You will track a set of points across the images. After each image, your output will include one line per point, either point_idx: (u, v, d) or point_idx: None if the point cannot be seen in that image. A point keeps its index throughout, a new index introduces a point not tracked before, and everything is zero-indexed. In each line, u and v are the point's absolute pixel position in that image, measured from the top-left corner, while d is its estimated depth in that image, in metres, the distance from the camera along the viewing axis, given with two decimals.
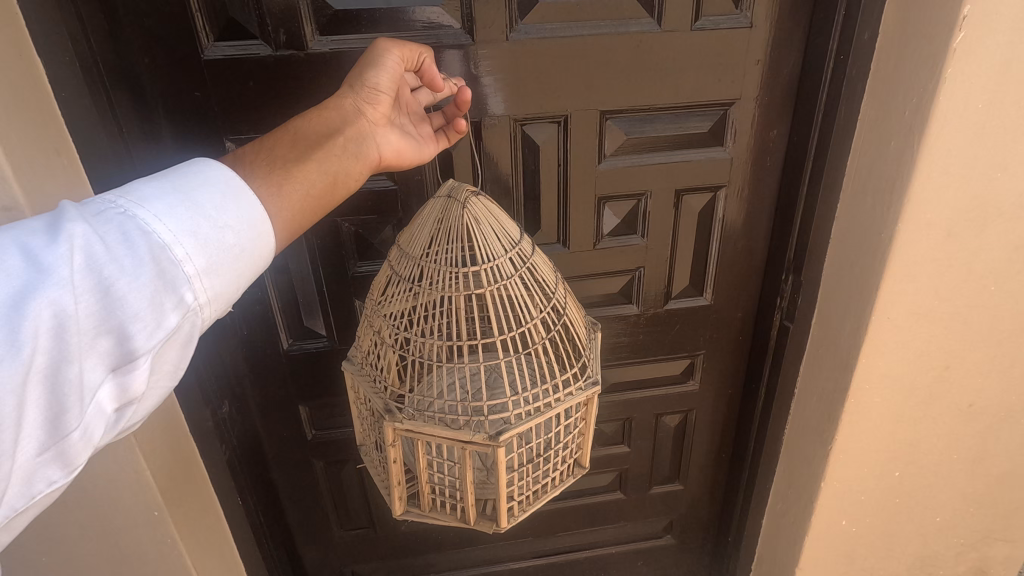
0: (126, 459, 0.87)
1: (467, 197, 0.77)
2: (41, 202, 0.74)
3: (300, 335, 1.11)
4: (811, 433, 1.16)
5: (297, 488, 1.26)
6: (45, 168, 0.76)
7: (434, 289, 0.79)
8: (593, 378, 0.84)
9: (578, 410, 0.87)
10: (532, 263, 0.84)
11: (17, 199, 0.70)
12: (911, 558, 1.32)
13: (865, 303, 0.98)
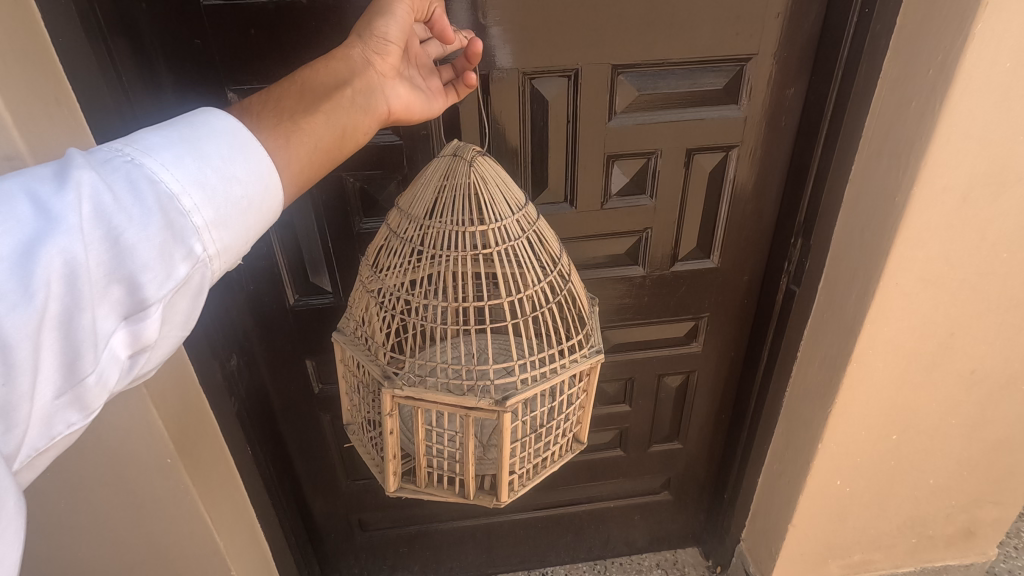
0: (138, 410, 0.89)
1: (473, 157, 0.76)
2: (43, 151, 0.71)
3: (305, 291, 1.11)
4: (811, 397, 1.18)
5: (304, 439, 1.29)
6: (46, 117, 0.73)
7: (437, 253, 0.78)
8: (597, 347, 0.85)
9: (580, 380, 0.88)
10: (537, 230, 0.83)
11: (18, 148, 0.68)
12: (902, 518, 1.36)
13: (874, 268, 0.97)
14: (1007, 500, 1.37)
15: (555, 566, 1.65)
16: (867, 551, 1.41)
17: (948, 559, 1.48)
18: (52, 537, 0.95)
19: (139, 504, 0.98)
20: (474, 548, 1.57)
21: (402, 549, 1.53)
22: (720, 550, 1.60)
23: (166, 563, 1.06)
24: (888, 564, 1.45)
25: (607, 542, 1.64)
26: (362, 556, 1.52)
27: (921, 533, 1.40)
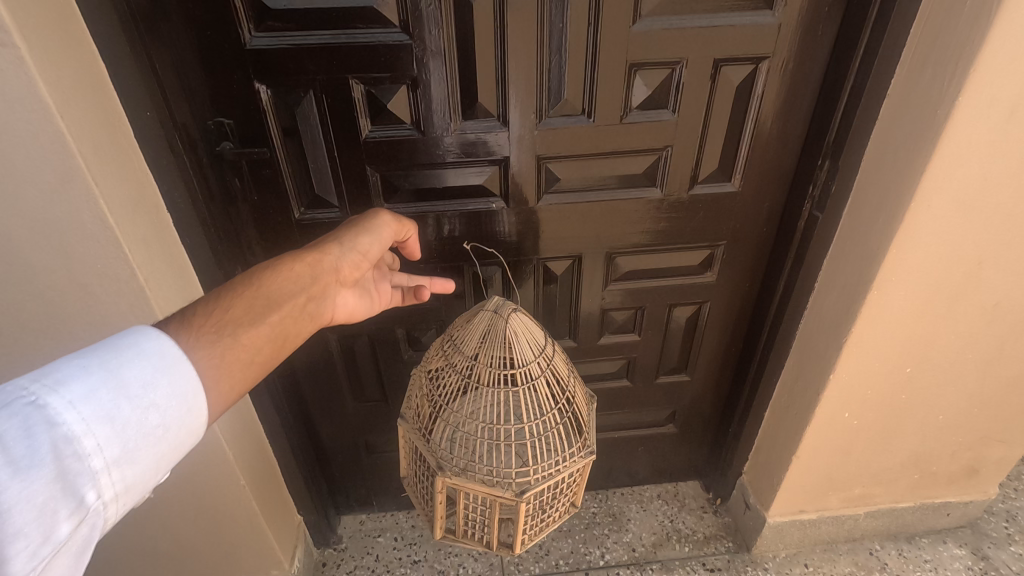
0: (143, 315, 0.88)
1: (509, 313, 0.94)
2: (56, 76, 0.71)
3: (311, 204, 1.08)
4: (825, 328, 1.15)
5: (311, 359, 1.29)
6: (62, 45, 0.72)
7: (481, 380, 0.96)
8: (590, 449, 1.00)
9: (576, 471, 1.01)
10: (553, 361, 1.01)
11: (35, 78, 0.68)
12: (907, 454, 1.36)
13: (905, 190, 0.93)
14: (1014, 439, 1.36)
15: None
16: (867, 486, 1.42)
17: (948, 496, 1.49)
18: None
19: None
20: None
21: None
22: (721, 483, 1.62)
23: (176, 469, 1.09)
24: (887, 499, 1.47)
25: (609, 472, 1.67)
26: (370, 477, 1.56)
27: (924, 469, 1.40)
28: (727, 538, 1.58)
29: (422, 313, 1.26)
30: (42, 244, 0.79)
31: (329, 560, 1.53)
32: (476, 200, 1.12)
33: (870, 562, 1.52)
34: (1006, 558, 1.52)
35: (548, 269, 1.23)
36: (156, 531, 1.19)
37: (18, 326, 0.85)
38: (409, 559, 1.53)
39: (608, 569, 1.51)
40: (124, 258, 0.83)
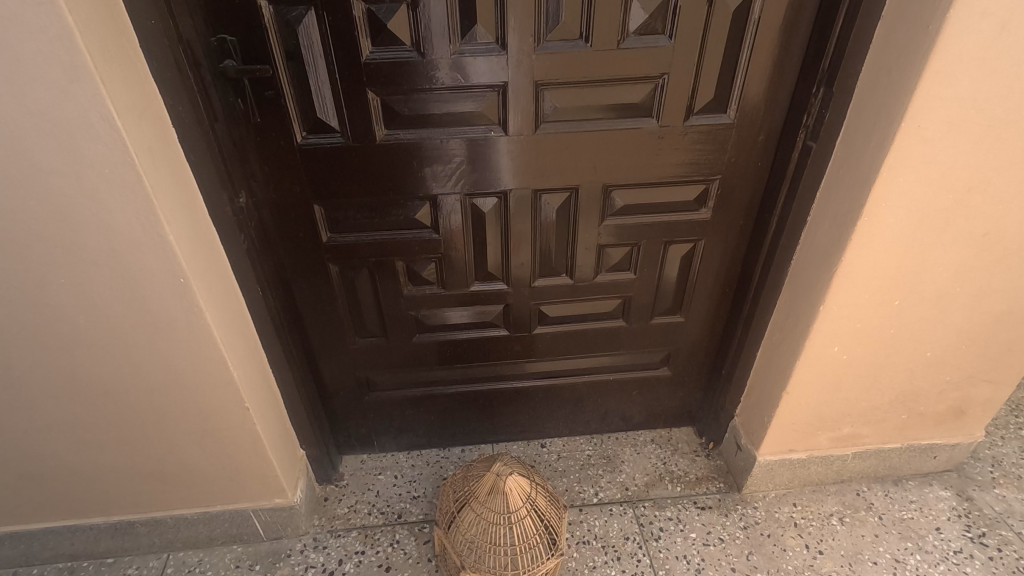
0: (150, 223, 0.92)
1: (501, 477, 1.21)
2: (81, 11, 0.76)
3: (313, 129, 1.10)
4: (817, 259, 1.18)
5: (313, 292, 1.32)
6: None
7: (486, 503, 1.22)
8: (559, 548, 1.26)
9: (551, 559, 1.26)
10: (529, 494, 1.24)
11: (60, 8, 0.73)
12: (896, 392, 1.38)
13: (896, 110, 0.95)
14: (1001, 379, 1.39)
15: (554, 437, 1.72)
16: (857, 425, 1.45)
17: (935, 438, 1.52)
18: (83, 347, 1.04)
19: (157, 324, 1.03)
20: (476, 414, 1.64)
21: (408, 411, 1.60)
22: (714, 427, 1.65)
23: (183, 388, 1.13)
24: (876, 440, 1.50)
25: (605, 416, 1.70)
26: (370, 416, 1.59)
27: (912, 409, 1.43)
28: (719, 479, 1.60)
29: (423, 245, 1.29)
30: (55, 146, 0.83)
31: (330, 496, 1.56)
32: (475, 128, 1.14)
33: (857, 502, 1.54)
34: (989, 499, 1.54)
35: (546, 203, 1.26)
36: (165, 451, 1.23)
37: (35, 231, 0.90)
38: (408, 495, 1.56)
39: (601, 506, 1.53)
40: (130, 163, 0.86)
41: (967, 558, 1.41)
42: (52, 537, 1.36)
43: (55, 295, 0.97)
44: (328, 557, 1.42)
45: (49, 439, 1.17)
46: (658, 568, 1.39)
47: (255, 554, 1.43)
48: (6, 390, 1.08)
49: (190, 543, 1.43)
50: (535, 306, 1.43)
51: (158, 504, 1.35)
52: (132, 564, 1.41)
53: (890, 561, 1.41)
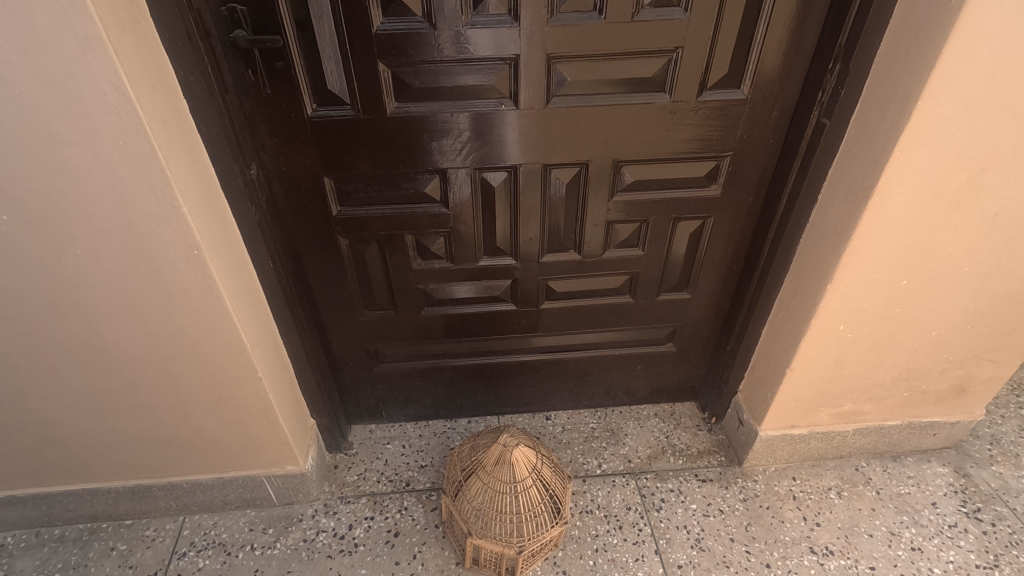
0: (165, 195, 0.93)
1: (508, 445, 1.25)
2: None
3: (323, 101, 1.10)
4: (826, 237, 1.18)
5: (323, 264, 1.33)
6: None
7: (492, 472, 1.25)
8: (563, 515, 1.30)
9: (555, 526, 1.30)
10: (535, 464, 1.28)
11: None
12: (899, 370, 1.39)
13: (914, 86, 0.93)
14: (1004, 359, 1.40)
15: (558, 410, 1.75)
16: (858, 402, 1.47)
17: (935, 416, 1.54)
18: (100, 317, 1.06)
19: (172, 295, 1.05)
20: (483, 386, 1.67)
21: (415, 383, 1.63)
22: (717, 402, 1.67)
23: (198, 358, 1.15)
24: (876, 416, 1.52)
25: (609, 390, 1.72)
26: (378, 387, 1.62)
27: (913, 387, 1.45)
28: (720, 453, 1.63)
29: (433, 219, 1.29)
30: (69, 117, 0.84)
31: (340, 464, 1.60)
32: (486, 101, 1.13)
33: (855, 477, 1.57)
34: (986, 476, 1.56)
35: (555, 178, 1.26)
36: (180, 418, 1.27)
37: (51, 202, 0.91)
38: (416, 464, 1.60)
39: (604, 477, 1.56)
40: (144, 134, 0.86)
41: (961, 532, 1.44)
42: (72, 499, 1.40)
43: (72, 266, 0.99)
44: (339, 522, 1.47)
45: (68, 404, 1.20)
46: (658, 537, 1.43)
47: (268, 518, 1.48)
48: (26, 357, 1.11)
49: (205, 507, 1.47)
50: (542, 281, 1.44)
51: (173, 469, 1.39)
52: (149, 525, 1.46)
53: (886, 534, 1.44)
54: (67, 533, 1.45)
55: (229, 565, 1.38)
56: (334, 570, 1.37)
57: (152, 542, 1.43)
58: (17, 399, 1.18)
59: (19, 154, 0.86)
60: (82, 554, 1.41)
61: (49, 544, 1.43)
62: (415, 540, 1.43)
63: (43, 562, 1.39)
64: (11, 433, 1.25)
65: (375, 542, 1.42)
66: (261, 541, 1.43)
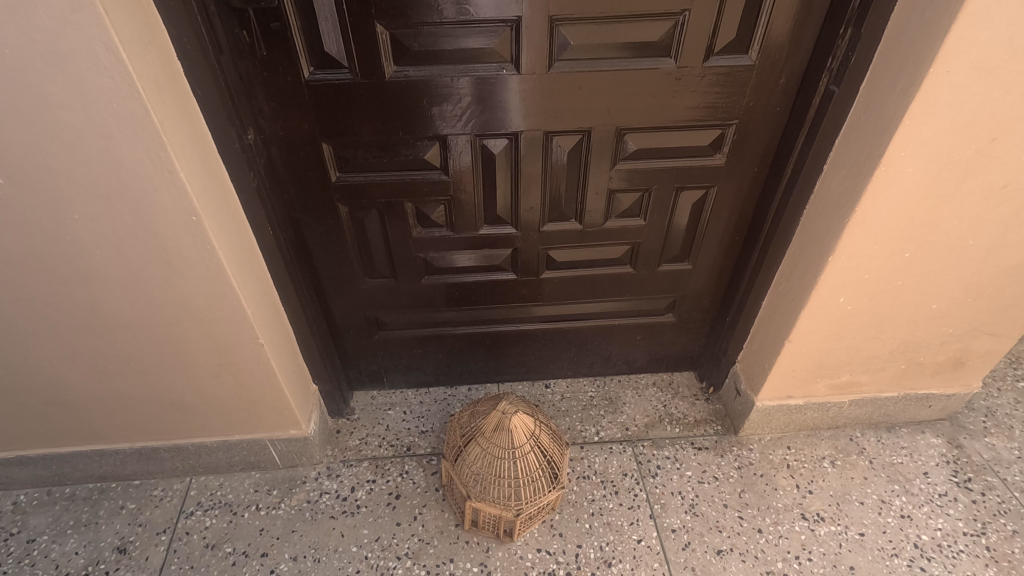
0: (160, 158, 0.91)
1: (508, 412, 1.26)
2: None
3: (320, 64, 1.07)
4: (830, 208, 1.16)
5: (323, 231, 1.32)
6: None
7: (492, 439, 1.27)
8: (560, 481, 1.33)
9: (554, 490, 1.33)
10: (534, 432, 1.30)
11: None
12: (897, 343, 1.39)
13: (927, 52, 0.91)
14: (1003, 332, 1.40)
15: (557, 378, 1.77)
16: (855, 373, 1.48)
17: (931, 388, 1.55)
18: (100, 282, 1.07)
19: (171, 260, 1.05)
20: (483, 354, 1.68)
21: (416, 351, 1.64)
22: (715, 372, 1.69)
23: (199, 323, 1.16)
24: (873, 388, 1.53)
25: (608, 359, 1.74)
26: (379, 354, 1.64)
27: (911, 359, 1.45)
28: (716, 422, 1.65)
29: (433, 186, 1.28)
30: (61, 78, 0.82)
31: (342, 428, 1.62)
32: (486, 65, 1.11)
33: (849, 447, 1.59)
34: (979, 447, 1.59)
35: (557, 146, 1.24)
36: (183, 382, 1.29)
37: (47, 165, 0.91)
38: (417, 429, 1.63)
39: (601, 444, 1.59)
40: (138, 97, 0.85)
41: (951, 500, 1.47)
42: (82, 460, 1.44)
43: (70, 231, 0.99)
44: (341, 485, 1.50)
45: (73, 368, 1.22)
46: (653, 502, 1.46)
47: (272, 480, 1.51)
48: (30, 321, 1.12)
49: (211, 469, 1.51)
50: (542, 250, 1.44)
51: (178, 432, 1.42)
52: (158, 485, 1.50)
53: (876, 502, 1.47)
54: (78, 492, 1.49)
55: (235, 524, 1.42)
56: (337, 530, 1.41)
57: (160, 501, 1.47)
58: (23, 362, 1.19)
59: (11, 117, 0.85)
60: (92, 512, 1.45)
61: (60, 502, 1.47)
62: (415, 502, 1.46)
63: (55, 519, 1.44)
64: (19, 396, 1.27)
65: (377, 504, 1.46)
66: (266, 502, 1.47)
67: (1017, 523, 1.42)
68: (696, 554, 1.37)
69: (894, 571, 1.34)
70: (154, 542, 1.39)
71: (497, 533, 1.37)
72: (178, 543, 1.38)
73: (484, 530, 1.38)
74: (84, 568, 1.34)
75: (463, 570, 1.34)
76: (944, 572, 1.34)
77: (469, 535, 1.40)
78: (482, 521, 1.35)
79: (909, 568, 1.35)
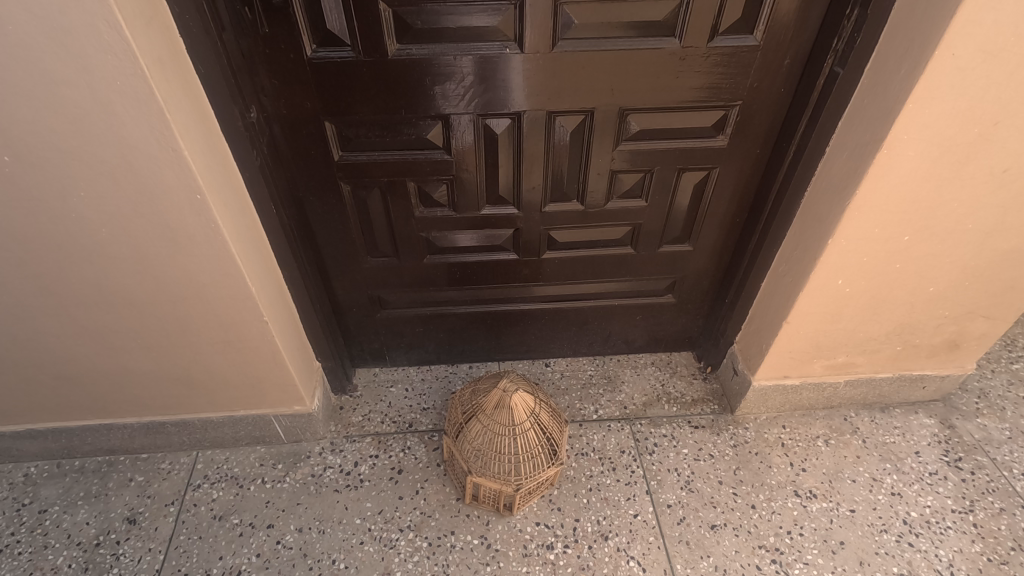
0: (164, 137, 0.92)
1: (508, 389, 1.29)
2: None
3: (322, 41, 1.07)
4: (831, 191, 1.17)
5: (325, 209, 1.33)
6: None
7: (492, 416, 1.30)
8: (560, 458, 1.36)
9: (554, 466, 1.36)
10: (535, 410, 1.32)
11: None
12: (894, 324, 1.41)
13: (933, 34, 0.91)
14: (998, 315, 1.42)
15: (558, 357, 1.79)
16: (851, 354, 1.49)
17: (926, 369, 1.57)
18: (107, 260, 1.08)
19: (177, 238, 1.06)
20: (484, 333, 1.70)
21: (418, 329, 1.66)
22: (713, 352, 1.71)
23: (204, 300, 1.18)
24: (868, 368, 1.55)
25: (607, 339, 1.76)
26: (381, 332, 1.65)
27: (907, 341, 1.47)
28: (713, 401, 1.68)
29: (435, 166, 1.28)
30: (65, 55, 0.82)
31: (345, 405, 1.65)
32: (489, 44, 1.10)
33: (843, 426, 1.62)
34: (970, 428, 1.61)
35: (559, 126, 1.24)
36: (190, 358, 1.31)
37: (52, 143, 0.91)
38: (419, 406, 1.66)
39: (600, 422, 1.62)
40: (142, 75, 0.85)
41: (941, 479, 1.51)
42: (90, 434, 1.47)
43: (77, 208, 0.99)
44: (345, 459, 1.53)
45: (80, 343, 1.24)
46: (650, 479, 1.50)
47: (277, 454, 1.55)
48: (38, 298, 1.13)
49: (217, 443, 1.54)
50: (544, 230, 1.45)
51: (185, 407, 1.44)
52: (165, 459, 1.53)
53: (868, 479, 1.51)
54: (87, 465, 1.52)
55: (241, 496, 1.46)
56: (341, 502, 1.44)
57: (168, 474, 1.50)
58: (31, 338, 1.21)
59: (16, 94, 0.85)
60: (102, 484, 1.48)
61: (70, 475, 1.50)
62: (417, 477, 1.49)
63: (66, 490, 1.47)
64: (28, 370, 1.29)
65: (379, 478, 1.49)
66: (272, 475, 1.50)
67: (1004, 501, 1.46)
68: (690, 529, 1.41)
69: (884, 546, 1.38)
70: (163, 513, 1.42)
71: (497, 507, 1.41)
72: (187, 514, 1.42)
73: (484, 504, 1.41)
74: (96, 538, 1.38)
75: (464, 542, 1.38)
76: (931, 547, 1.38)
77: (470, 508, 1.43)
78: (483, 496, 1.38)
79: (897, 542, 1.39)
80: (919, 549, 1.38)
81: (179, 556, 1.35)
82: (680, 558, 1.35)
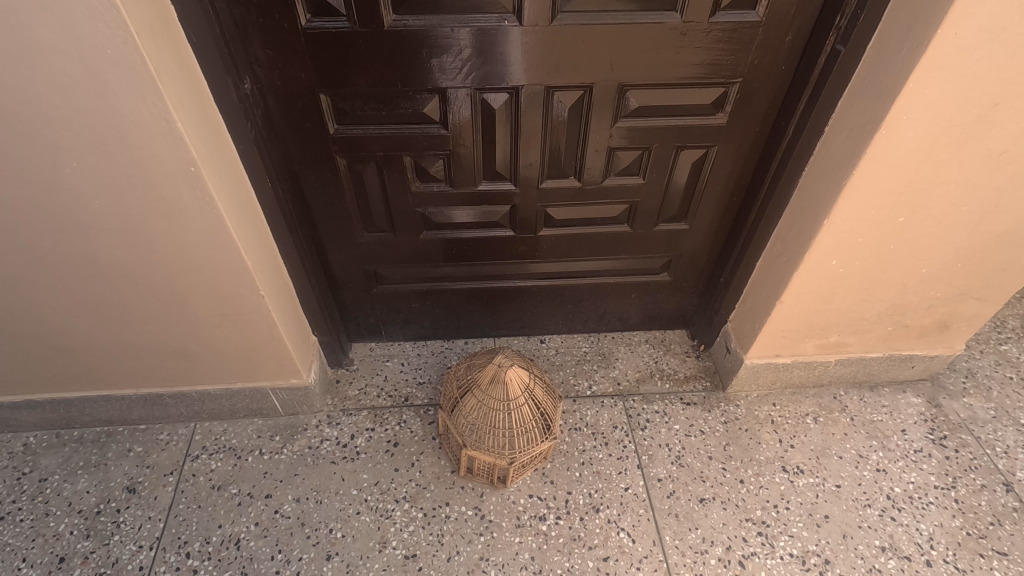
0: (158, 108, 0.91)
1: (503, 364, 1.30)
2: None
3: (317, 11, 1.05)
4: (828, 171, 1.17)
5: (321, 184, 1.32)
6: None
7: (488, 392, 1.31)
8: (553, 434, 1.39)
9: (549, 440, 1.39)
10: (530, 387, 1.34)
11: None
12: (886, 305, 1.42)
13: (937, 13, 0.90)
14: (989, 297, 1.43)
15: (552, 334, 1.81)
16: (843, 334, 1.51)
17: (916, 349, 1.59)
18: (100, 232, 1.07)
19: (170, 211, 1.05)
20: (480, 309, 1.71)
21: (414, 305, 1.67)
22: (707, 331, 1.73)
23: (199, 273, 1.18)
24: (859, 348, 1.57)
25: (602, 316, 1.77)
26: (377, 307, 1.66)
27: (898, 322, 1.49)
28: (706, 378, 1.70)
29: (432, 140, 1.27)
30: (53, 22, 0.81)
31: (342, 378, 1.67)
32: (488, 16, 1.09)
33: (832, 404, 1.65)
34: (957, 407, 1.64)
35: (558, 101, 1.22)
36: (186, 331, 1.31)
37: (42, 112, 0.90)
38: (414, 380, 1.67)
39: (593, 398, 1.64)
40: (133, 45, 0.84)
41: (925, 456, 1.54)
42: (88, 404, 1.48)
43: (69, 179, 0.99)
44: (341, 432, 1.55)
45: (76, 315, 1.24)
46: (641, 453, 1.53)
47: (275, 426, 1.56)
48: (33, 269, 1.13)
49: (214, 415, 1.55)
50: (541, 207, 1.44)
51: (182, 379, 1.45)
52: (163, 430, 1.55)
53: (854, 456, 1.54)
54: (86, 435, 1.53)
55: (239, 467, 1.48)
56: (338, 474, 1.47)
57: (166, 445, 1.52)
58: (27, 309, 1.21)
59: (5, 61, 0.84)
60: (101, 454, 1.50)
61: (70, 444, 1.52)
62: (413, 450, 1.52)
63: (66, 459, 1.49)
64: (25, 342, 1.29)
65: (376, 451, 1.51)
66: (269, 447, 1.52)
67: (986, 478, 1.50)
68: (680, 502, 1.44)
69: (867, 520, 1.42)
70: (162, 482, 1.45)
71: (491, 481, 1.43)
72: (186, 484, 1.44)
73: (478, 477, 1.44)
74: (96, 506, 1.40)
75: (459, 513, 1.41)
76: (913, 521, 1.42)
77: (464, 481, 1.46)
78: (477, 470, 1.41)
79: (880, 516, 1.43)
80: (901, 523, 1.42)
81: (179, 524, 1.38)
82: (669, 529, 1.39)
